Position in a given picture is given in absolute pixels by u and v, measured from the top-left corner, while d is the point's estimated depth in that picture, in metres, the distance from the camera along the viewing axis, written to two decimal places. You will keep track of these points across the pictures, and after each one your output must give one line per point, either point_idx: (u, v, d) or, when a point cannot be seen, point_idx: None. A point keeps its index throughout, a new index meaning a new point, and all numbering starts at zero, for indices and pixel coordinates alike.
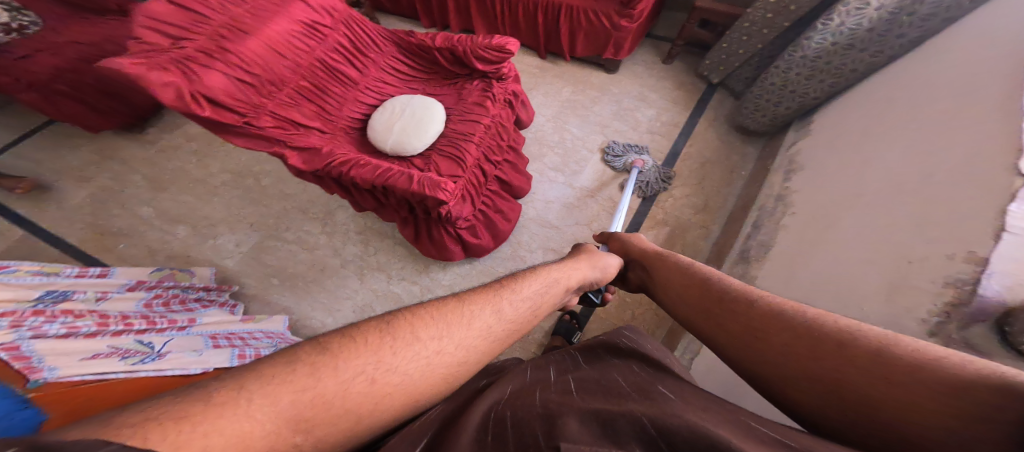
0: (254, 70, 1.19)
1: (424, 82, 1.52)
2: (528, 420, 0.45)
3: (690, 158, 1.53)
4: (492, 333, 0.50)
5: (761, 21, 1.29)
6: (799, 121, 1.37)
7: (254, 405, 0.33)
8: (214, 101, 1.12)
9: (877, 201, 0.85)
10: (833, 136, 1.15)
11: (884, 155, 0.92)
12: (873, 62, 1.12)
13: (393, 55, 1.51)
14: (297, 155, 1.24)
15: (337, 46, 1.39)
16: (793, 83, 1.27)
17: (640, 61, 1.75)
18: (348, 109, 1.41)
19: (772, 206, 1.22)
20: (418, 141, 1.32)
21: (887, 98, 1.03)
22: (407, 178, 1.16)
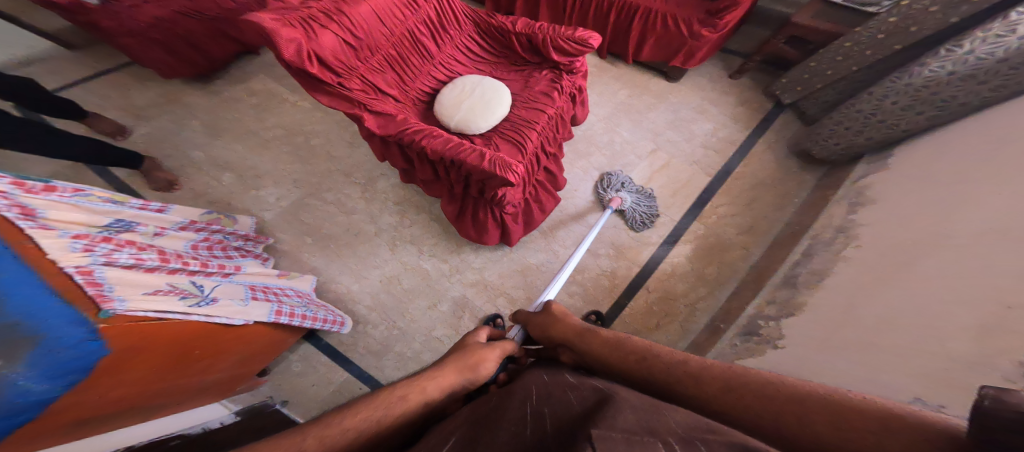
0: (357, 33, 1.31)
1: (490, 65, 1.63)
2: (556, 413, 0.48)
3: (743, 178, 1.49)
4: (399, 415, 0.56)
5: (871, 40, 1.25)
6: (873, 154, 1.34)
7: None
8: (323, 61, 1.24)
9: (964, 241, 0.83)
10: (918, 172, 1.12)
11: (971, 199, 0.91)
12: (989, 97, 1.05)
13: (471, 36, 1.63)
14: (373, 119, 1.31)
15: (426, 19, 1.50)
16: (887, 112, 1.23)
17: (705, 73, 1.72)
18: (422, 82, 1.54)
19: (829, 236, 1.19)
20: (483, 120, 1.37)
21: (984, 141, 1.00)
22: (478, 155, 1.20)
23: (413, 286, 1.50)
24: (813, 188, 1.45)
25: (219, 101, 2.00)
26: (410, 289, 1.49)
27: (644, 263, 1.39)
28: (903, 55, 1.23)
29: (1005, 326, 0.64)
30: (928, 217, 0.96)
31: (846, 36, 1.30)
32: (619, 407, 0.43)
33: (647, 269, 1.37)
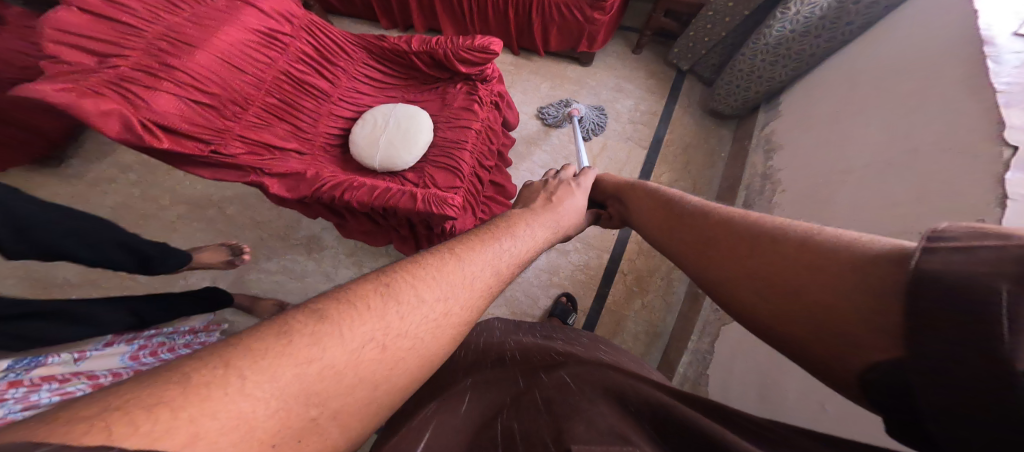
0: (208, 88, 1.06)
1: (401, 89, 1.43)
2: (536, 431, 0.47)
3: (673, 145, 1.61)
4: (490, 291, 0.48)
5: (723, 10, 1.37)
6: (767, 103, 1.52)
7: (251, 381, 0.30)
8: (170, 129, 0.99)
9: (868, 175, 0.99)
10: (803, 117, 1.31)
11: (853, 135, 1.09)
12: (827, 48, 1.26)
13: (366, 62, 1.40)
14: (281, 183, 1.14)
15: (302, 56, 1.27)
16: (759, 70, 1.40)
17: (611, 52, 1.78)
18: (325, 124, 1.30)
19: (759, 183, 1.37)
20: (407, 154, 1.26)
21: (848, 83, 1.18)
22: (409, 197, 1.13)
23: None
24: (731, 141, 1.62)
25: (84, 189, 1.68)
26: None
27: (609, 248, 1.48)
28: (756, 18, 1.38)
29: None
30: (843, 154, 1.09)
31: (709, 5, 1.41)
32: (595, 407, 0.49)
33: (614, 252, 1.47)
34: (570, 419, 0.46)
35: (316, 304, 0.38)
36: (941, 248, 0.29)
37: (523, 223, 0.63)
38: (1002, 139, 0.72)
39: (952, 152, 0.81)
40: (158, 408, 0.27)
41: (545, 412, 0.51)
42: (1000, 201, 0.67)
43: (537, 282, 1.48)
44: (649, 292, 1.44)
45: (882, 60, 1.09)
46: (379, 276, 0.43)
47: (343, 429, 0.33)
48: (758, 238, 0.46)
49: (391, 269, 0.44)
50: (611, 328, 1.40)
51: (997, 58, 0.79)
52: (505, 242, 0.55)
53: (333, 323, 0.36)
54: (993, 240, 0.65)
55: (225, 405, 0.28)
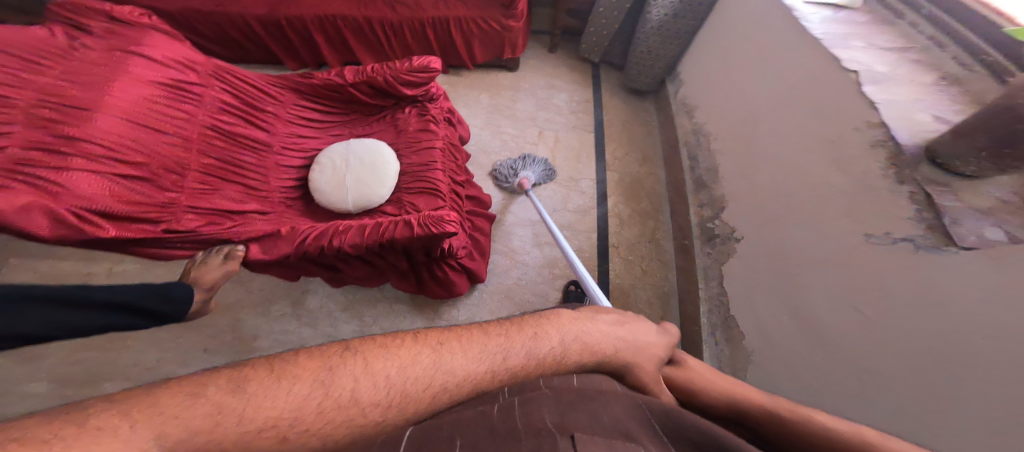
0: (129, 156, 0.89)
1: (346, 124, 1.32)
2: (542, 407, 0.37)
3: (613, 124, 1.77)
4: (464, 389, 0.42)
5: (611, 6, 1.60)
6: (670, 77, 1.77)
7: (136, 429, 0.29)
8: (108, 213, 0.83)
9: (768, 112, 1.21)
10: (699, 78, 1.58)
11: (740, 86, 1.35)
12: (692, 25, 1.57)
13: (298, 103, 1.26)
14: (260, 247, 0.99)
15: (222, 106, 1.10)
16: (653, 49, 1.65)
17: (532, 56, 1.91)
18: (276, 176, 1.14)
19: (694, 138, 1.56)
20: (380, 188, 1.16)
21: (715, 50, 1.49)
22: (405, 226, 1.04)
23: None
24: (656, 111, 1.84)
25: None
26: None
27: (596, 226, 1.55)
28: (637, 9, 1.64)
29: (844, 154, 0.94)
30: (747, 96, 1.32)
31: (599, 4, 1.61)
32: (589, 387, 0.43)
33: (601, 229, 1.54)
34: (574, 407, 0.37)
35: (282, 358, 0.38)
36: None
37: (555, 320, 0.51)
38: (847, 68, 0.96)
39: (818, 80, 1.05)
40: (78, 423, 0.28)
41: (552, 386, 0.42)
42: (871, 106, 0.88)
43: (541, 279, 1.43)
44: (647, 253, 1.53)
45: (738, 24, 1.38)
46: (348, 343, 0.42)
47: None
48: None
49: (355, 347, 0.41)
50: (628, 296, 1.44)
51: (807, 19, 1.10)
52: (515, 348, 0.46)
53: (254, 390, 0.34)
54: (887, 133, 0.84)
55: (116, 446, 0.27)
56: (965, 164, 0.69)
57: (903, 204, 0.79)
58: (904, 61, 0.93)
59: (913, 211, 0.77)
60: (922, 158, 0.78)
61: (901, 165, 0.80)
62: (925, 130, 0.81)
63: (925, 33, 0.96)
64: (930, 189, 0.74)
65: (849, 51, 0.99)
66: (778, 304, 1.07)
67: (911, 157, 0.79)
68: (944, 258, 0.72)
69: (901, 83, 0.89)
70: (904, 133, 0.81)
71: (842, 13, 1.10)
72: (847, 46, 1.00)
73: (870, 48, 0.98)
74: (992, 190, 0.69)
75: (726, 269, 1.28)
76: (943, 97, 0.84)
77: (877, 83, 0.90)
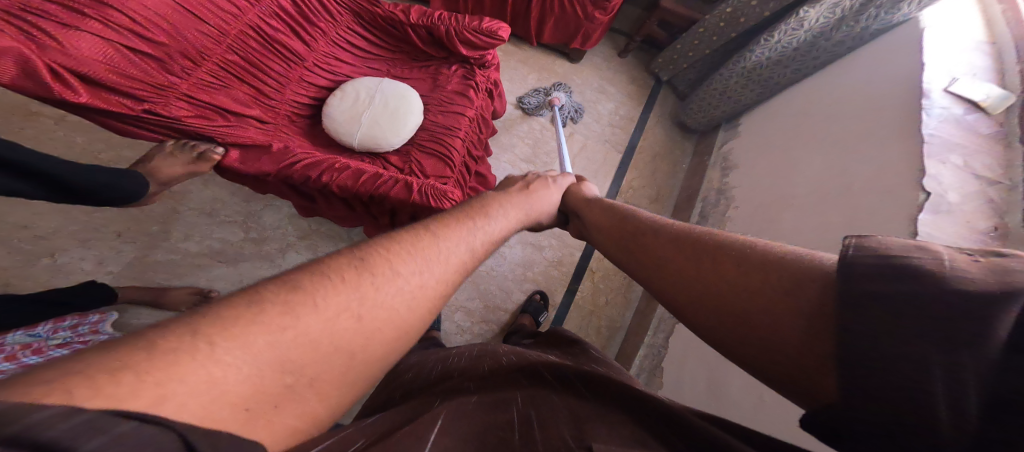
0: (153, 35, 0.87)
1: (387, 61, 1.26)
2: (553, 420, 0.48)
3: (644, 152, 1.72)
4: (468, 267, 0.45)
5: (715, 28, 1.42)
6: (727, 123, 1.69)
7: (220, 350, 0.27)
8: (92, 80, 0.79)
9: (807, 204, 1.14)
10: (756, 142, 1.48)
11: (799, 166, 1.24)
12: (791, 78, 1.40)
13: (352, 26, 1.19)
14: (242, 156, 0.98)
15: (276, 9, 1.06)
16: (731, 90, 1.50)
17: (598, 52, 1.80)
18: (293, 91, 1.11)
19: (714, 198, 1.52)
20: (393, 135, 1.10)
21: (792, 117, 1.37)
22: (403, 186, 1.01)
23: None
24: (691, 154, 1.78)
25: None
26: None
27: None
28: (739, 41, 1.46)
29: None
30: (791, 177, 1.25)
31: (699, 24, 1.46)
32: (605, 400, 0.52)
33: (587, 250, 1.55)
34: (592, 419, 0.47)
35: (288, 273, 0.34)
36: (888, 277, 0.30)
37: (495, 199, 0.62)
38: (924, 187, 0.84)
39: (881, 191, 0.94)
40: (117, 373, 0.23)
41: (568, 408, 0.51)
42: (910, 236, 0.80)
43: (512, 276, 1.52)
44: (616, 288, 1.58)
45: (843, 98, 1.21)
46: (353, 250, 0.39)
47: (327, 401, 0.31)
48: (702, 260, 0.45)
49: (370, 242, 0.41)
50: (579, 322, 1.51)
51: (929, 110, 0.91)
52: (484, 222, 0.52)
53: (307, 289, 0.33)
54: None
55: (200, 370, 0.25)
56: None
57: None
58: (979, 193, 0.77)
59: None
60: None
61: None
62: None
63: None
64: None
65: (937, 167, 0.85)
66: (703, 371, 1.12)
67: None
68: None
69: (954, 222, 0.77)
70: None
71: (973, 115, 0.87)
72: (943, 160, 0.86)
73: (961, 172, 0.82)
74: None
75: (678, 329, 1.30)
76: (981, 251, 0.71)
77: (935, 213, 0.80)
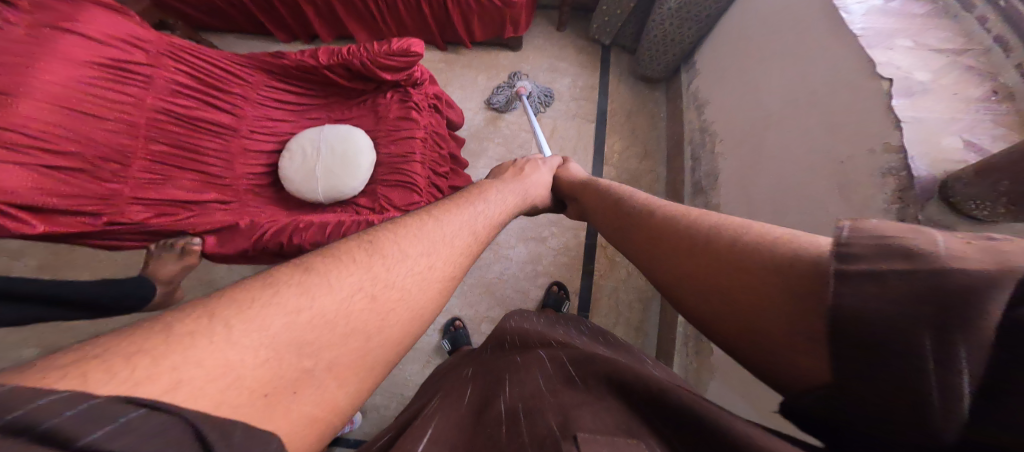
0: (66, 148, 0.98)
1: (321, 107, 1.39)
2: (540, 409, 0.45)
3: (617, 114, 1.67)
4: (469, 249, 0.49)
5: None
6: (686, 64, 1.62)
7: (237, 333, 0.30)
8: (42, 209, 0.94)
9: (783, 118, 1.06)
10: (715, 71, 1.41)
11: (760, 81, 1.17)
12: (717, 8, 1.35)
13: (269, 83, 1.33)
14: (218, 239, 1.15)
15: (171, 85, 1.16)
16: (670, 33, 1.45)
17: (537, 34, 1.79)
18: (241, 163, 1.26)
19: (698, 137, 1.46)
20: (352, 180, 1.18)
21: (732, 45, 1.33)
22: (367, 226, 1.08)
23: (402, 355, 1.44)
24: (665, 102, 1.71)
25: None
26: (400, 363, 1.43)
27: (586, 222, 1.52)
28: None
29: (850, 178, 0.82)
30: (757, 93, 1.18)
31: None
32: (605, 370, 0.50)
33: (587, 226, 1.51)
34: (576, 405, 0.43)
35: (303, 260, 0.39)
36: (878, 258, 0.27)
37: (489, 185, 0.68)
38: (880, 74, 0.78)
39: (846, 90, 0.87)
40: (134, 357, 0.27)
41: (550, 392, 0.48)
42: (896, 125, 0.73)
43: (524, 275, 1.51)
44: None
45: (768, 11, 1.17)
46: (364, 234, 0.45)
47: (346, 390, 0.34)
48: (676, 229, 0.46)
49: (384, 228, 0.46)
50: (604, 301, 1.47)
51: (848, 9, 0.88)
52: (477, 203, 0.58)
53: (317, 272, 0.37)
54: (904, 159, 0.71)
55: (212, 354, 0.28)
56: (979, 208, 0.57)
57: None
58: (956, 67, 0.72)
59: None
60: (932, 194, 0.65)
61: (908, 202, 0.68)
62: (947, 161, 0.66)
63: (992, 32, 0.72)
64: (930, 231, 0.63)
65: (888, 53, 0.79)
66: None
67: (918, 194, 0.67)
68: None
69: (939, 99, 0.70)
70: (921, 163, 0.67)
71: (896, 1, 0.85)
72: (889, 47, 0.80)
73: (917, 51, 0.76)
74: None
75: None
76: (989, 119, 0.66)
77: (911, 96, 0.73)
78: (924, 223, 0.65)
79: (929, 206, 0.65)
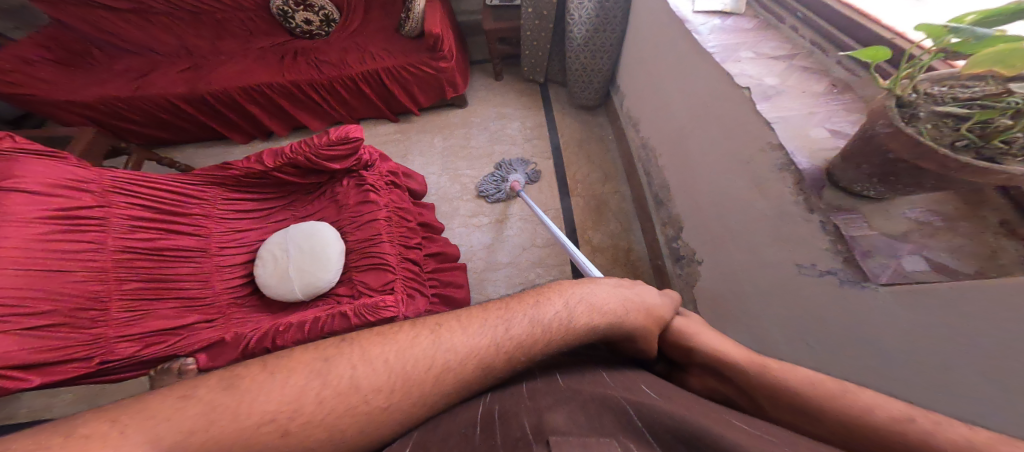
0: (38, 307, 0.90)
1: (286, 206, 1.36)
2: (517, 414, 0.38)
3: (569, 145, 1.74)
4: (444, 378, 0.42)
5: (535, 26, 1.60)
6: (611, 88, 1.72)
7: (135, 438, 0.33)
8: (29, 367, 0.86)
9: (693, 129, 1.13)
10: (634, 91, 1.52)
11: (666, 101, 1.28)
12: (615, 37, 1.52)
13: (228, 196, 1.28)
14: (212, 356, 1.03)
15: (130, 220, 1.09)
16: (586, 65, 1.61)
17: (479, 87, 1.93)
18: (219, 280, 1.17)
19: (643, 154, 1.51)
20: (326, 271, 1.13)
21: (632, 71, 1.51)
22: (342, 318, 1.03)
23: None
24: (610, 124, 1.79)
25: None
26: None
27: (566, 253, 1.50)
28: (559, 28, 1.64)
29: (761, 174, 0.83)
30: (668, 110, 1.27)
31: (526, 28, 1.63)
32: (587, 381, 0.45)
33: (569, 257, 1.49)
34: (552, 409, 0.37)
35: (252, 364, 0.40)
36: None
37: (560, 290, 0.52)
38: (742, 84, 0.85)
39: (721, 98, 0.95)
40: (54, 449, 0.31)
41: (530, 397, 0.41)
42: (767, 126, 0.77)
43: None
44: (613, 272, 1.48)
45: (649, 38, 1.31)
46: (331, 343, 0.44)
47: None
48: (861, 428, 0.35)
49: (353, 339, 0.44)
50: None
51: (698, 31, 1.01)
52: (510, 324, 0.46)
53: (246, 386, 0.38)
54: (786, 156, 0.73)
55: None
56: (868, 187, 0.58)
57: (819, 234, 0.69)
58: (793, 68, 0.83)
59: (829, 243, 0.66)
60: (823, 181, 0.67)
61: (806, 190, 0.70)
62: (824, 150, 0.70)
63: (806, 37, 0.87)
64: (838, 219, 0.64)
65: (738, 64, 0.89)
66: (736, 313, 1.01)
67: (810, 183, 0.68)
68: (868, 293, 0.61)
69: (792, 98, 0.78)
70: (802, 156, 0.71)
71: (728, 21, 1.00)
72: (737, 58, 0.91)
73: (760, 60, 0.88)
74: (907, 212, 0.60)
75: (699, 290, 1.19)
76: (838, 107, 0.73)
77: (769, 99, 0.80)
78: (830, 210, 0.65)
79: (825, 192, 0.66)
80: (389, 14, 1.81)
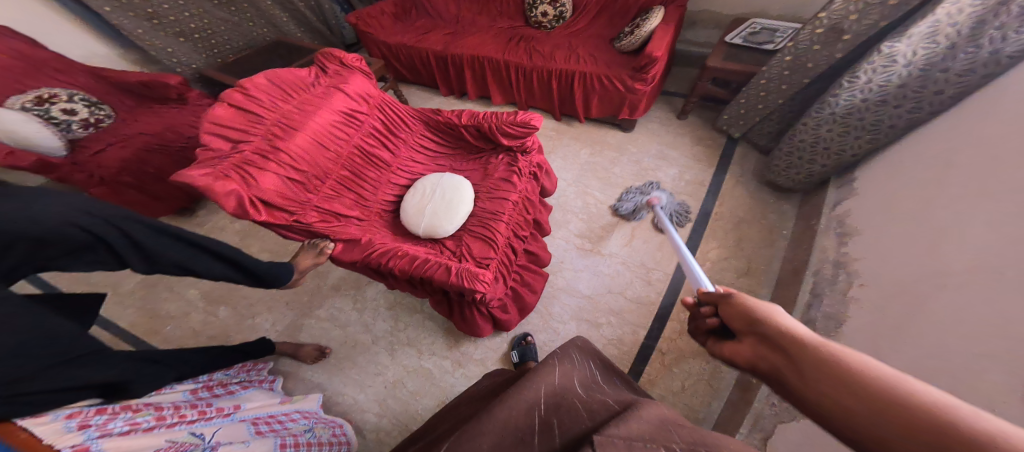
0: (301, 166, 1.30)
1: (449, 157, 1.67)
2: (579, 425, 0.55)
3: (724, 218, 1.54)
4: None
5: (779, 78, 1.42)
6: (837, 178, 1.41)
7: None
8: (268, 203, 1.20)
9: (970, 281, 0.76)
10: (882, 197, 1.14)
11: (943, 227, 0.89)
12: (911, 119, 1.15)
13: (423, 133, 1.68)
14: (342, 247, 1.32)
15: (373, 130, 1.53)
16: (826, 140, 1.33)
17: (654, 118, 1.92)
18: (383, 192, 1.54)
19: (831, 271, 1.16)
20: (448, 223, 1.35)
21: (892, 170, 1.16)
22: (445, 270, 1.20)
23: (418, 390, 1.39)
24: (795, 217, 1.50)
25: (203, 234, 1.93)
26: (416, 395, 1.38)
27: (657, 319, 1.37)
28: (817, 86, 1.41)
29: None
30: (936, 244, 0.88)
31: (761, 76, 1.46)
32: (637, 411, 0.53)
33: (652, 327, 1.35)
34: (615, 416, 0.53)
35: None
36: None
37: None
38: None
39: None
40: None
41: (586, 414, 0.58)
42: None
43: None
44: (695, 374, 1.25)
45: (989, 134, 0.89)
46: None
47: None
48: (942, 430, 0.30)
49: None
50: None
51: None
52: None
53: None
54: None
55: None
56: None
57: None
58: None
59: None
60: None
61: None
62: None
63: None
64: None
65: None
66: None
67: None
68: None
69: None
70: None
71: None
72: None
73: None
74: None
75: (777, 433, 0.96)
76: None
77: None
78: None
79: None
80: (614, 23, 1.89)
